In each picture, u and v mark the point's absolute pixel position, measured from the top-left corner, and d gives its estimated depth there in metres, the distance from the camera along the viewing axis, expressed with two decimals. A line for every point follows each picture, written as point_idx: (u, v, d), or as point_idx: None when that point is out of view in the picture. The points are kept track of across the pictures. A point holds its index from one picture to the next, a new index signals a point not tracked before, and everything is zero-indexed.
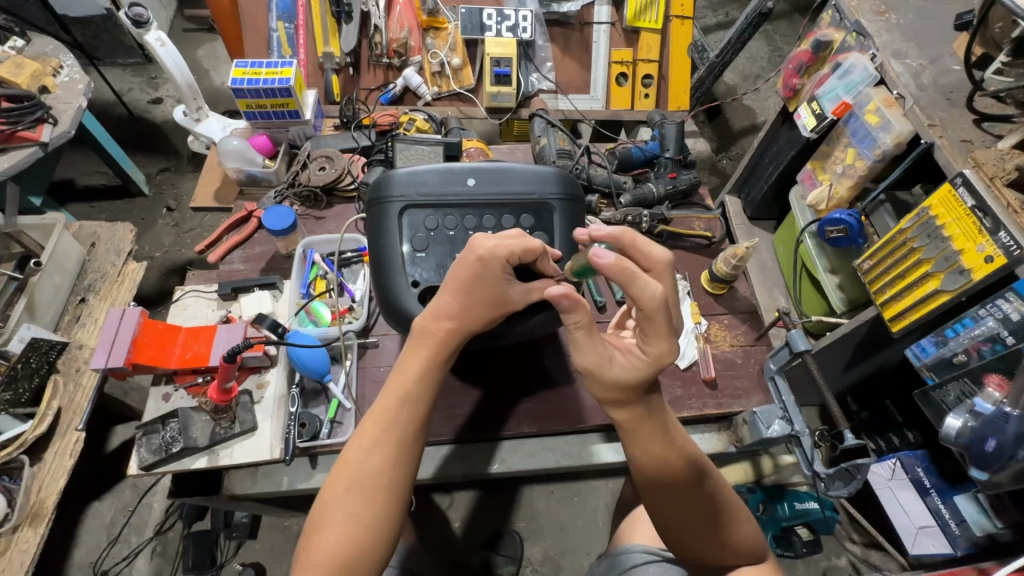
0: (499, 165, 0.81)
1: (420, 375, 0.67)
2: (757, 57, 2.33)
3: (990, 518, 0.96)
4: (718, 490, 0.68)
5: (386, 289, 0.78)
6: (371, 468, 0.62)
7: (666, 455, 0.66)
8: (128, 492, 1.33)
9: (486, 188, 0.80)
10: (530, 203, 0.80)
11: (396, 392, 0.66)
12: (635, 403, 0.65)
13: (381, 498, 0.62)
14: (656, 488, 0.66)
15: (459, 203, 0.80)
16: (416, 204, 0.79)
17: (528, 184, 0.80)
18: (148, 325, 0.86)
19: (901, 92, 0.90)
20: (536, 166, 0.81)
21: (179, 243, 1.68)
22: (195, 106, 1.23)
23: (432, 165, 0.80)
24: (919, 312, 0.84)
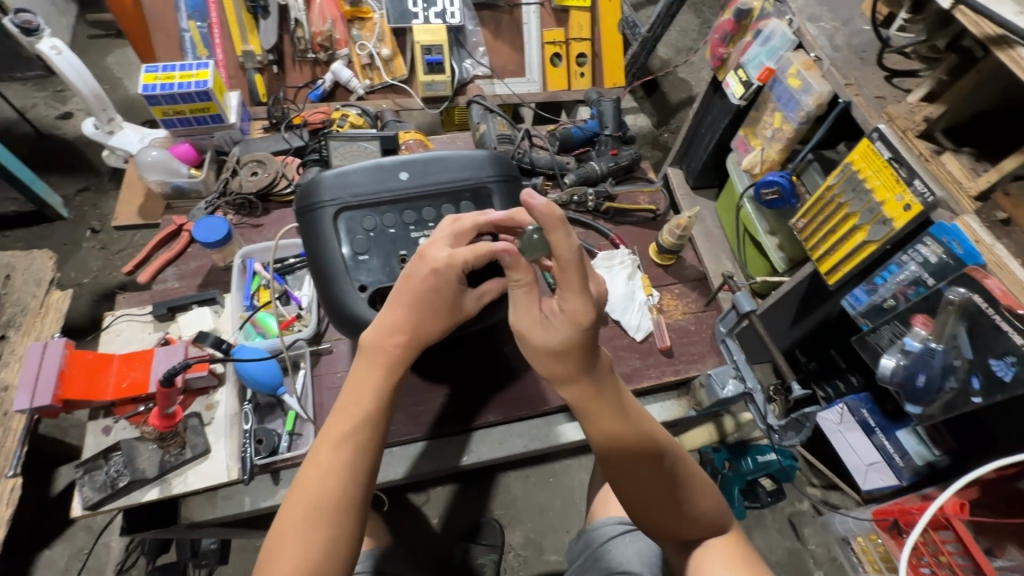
0: (430, 155, 0.79)
1: (377, 381, 0.65)
2: (688, 30, 2.37)
3: (928, 448, 1.03)
4: (681, 465, 0.66)
5: (332, 297, 0.75)
6: (331, 489, 0.60)
7: (625, 435, 0.64)
8: (81, 535, 1.25)
9: (420, 180, 0.78)
10: (467, 189, 0.79)
11: (353, 410, 0.64)
12: (582, 376, 0.63)
13: (342, 519, 0.59)
14: (620, 470, 0.65)
15: (394, 199, 0.78)
16: (351, 206, 0.76)
17: (461, 171, 0.79)
18: (75, 357, 0.80)
19: (818, 55, 0.94)
20: (467, 151, 0.80)
21: (109, 265, 1.58)
22: (106, 117, 1.14)
23: (361, 163, 0.78)
24: (850, 264, 0.88)
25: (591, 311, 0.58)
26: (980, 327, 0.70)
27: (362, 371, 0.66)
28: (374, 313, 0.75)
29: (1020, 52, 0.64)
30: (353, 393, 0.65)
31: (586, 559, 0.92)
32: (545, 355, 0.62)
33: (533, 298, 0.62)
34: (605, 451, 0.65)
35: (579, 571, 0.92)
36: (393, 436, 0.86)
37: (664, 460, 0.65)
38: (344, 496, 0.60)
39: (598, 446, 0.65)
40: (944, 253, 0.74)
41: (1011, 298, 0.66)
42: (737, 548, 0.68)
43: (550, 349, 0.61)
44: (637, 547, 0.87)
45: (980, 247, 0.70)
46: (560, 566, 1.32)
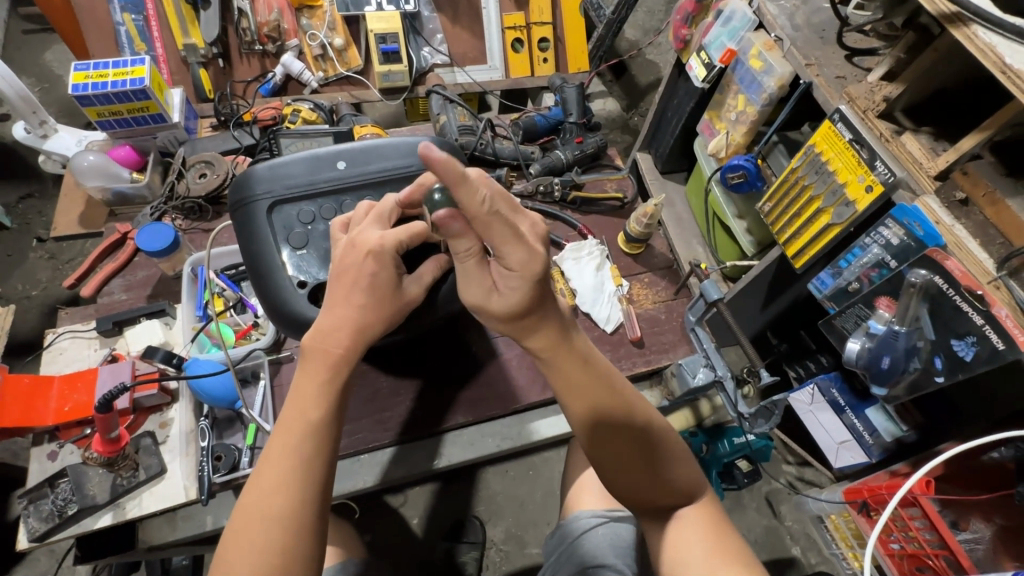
0: (366, 143, 0.76)
1: (325, 392, 0.59)
2: (654, 11, 2.34)
3: (897, 424, 1.04)
4: (659, 433, 0.63)
5: (271, 295, 0.70)
6: (277, 509, 0.54)
7: (600, 400, 0.60)
8: (44, 559, 1.20)
9: (359, 169, 0.74)
10: (408, 175, 0.76)
11: (298, 421, 0.58)
12: (542, 330, 0.58)
13: (295, 541, 0.53)
14: (598, 437, 0.60)
15: (332, 189, 0.74)
16: (286, 198, 0.72)
17: (401, 157, 0.76)
18: (10, 383, 0.75)
19: (779, 35, 0.92)
20: (405, 138, 0.78)
21: (59, 276, 1.50)
22: (37, 120, 1.07)
23: (295, 155, 0.74)
24: (815, 248, 0.88)
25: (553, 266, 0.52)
26: (941, 308, 0.71)
27: (305, 384, 0.59)
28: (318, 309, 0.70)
29: (975, 30, 0.62)
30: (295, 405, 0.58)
31: (562, 554, 0.91)
32: (502, 315, 0.56)
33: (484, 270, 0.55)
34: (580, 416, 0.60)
35: (555, 567, 0.92)
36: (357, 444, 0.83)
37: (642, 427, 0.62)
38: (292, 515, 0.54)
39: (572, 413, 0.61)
40: (905, 236, 0.73)
41: (971, 279, 0.66)
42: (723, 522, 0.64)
43: (506, 310, 0.55)
44: (612, 539, 0.87)
45: (940, 228, 0.69)
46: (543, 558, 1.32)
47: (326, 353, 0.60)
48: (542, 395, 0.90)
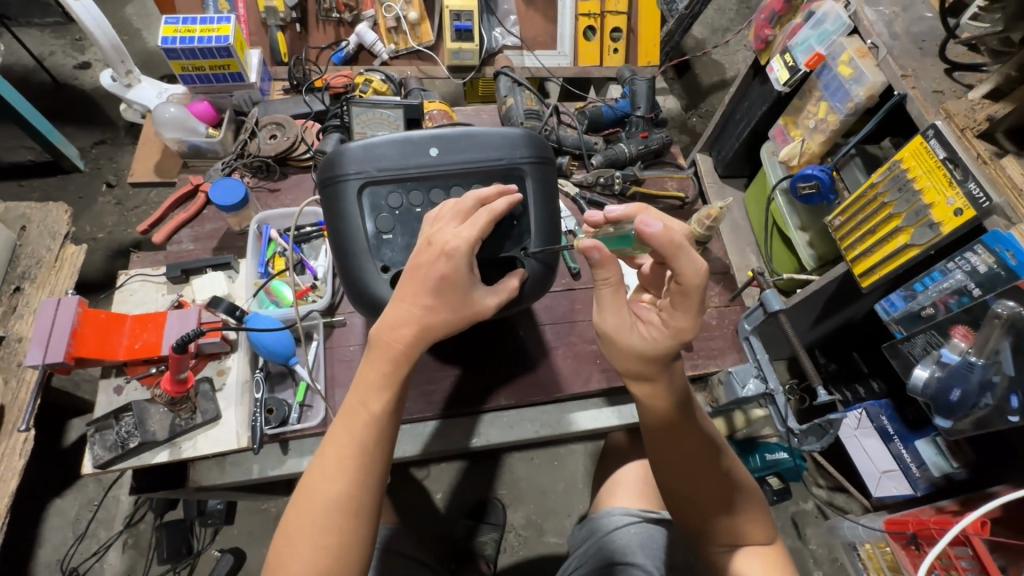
0: (460, 130, 0.74)
1: (388, 383, 0.64)
2: (726, 9, 2.27)
3: (947, 459, 1.00)
4: (736, 471, 0.72)
5: (353, 275, 0.72)
6: (337, 496, 0.60)
7: (692, 441, 0.69)
8: (92, 487, 1.27)
9: (450, 158, 0.73)
10: (498, 169, 0.74)
11: (361, 411, 0.63)
12: (657, 377, 0.66)
13: (350, 526, 0.60)
14: (680, 468, 0.71)
15: (422, 175, 0.73)
16: (376, 180, 0.72)
17: (493, 149, 0.74)
18: (88, 316, 0.79)
19: (875, 41, 0.88)
20: (500, 129, 0.74)
21: (124, 222, 1.57)
22: (124, 70, 1.11)
23: (389, 136, 0.73)
24: (887, 268, 0.84)
25: (695, 329, 0.61)
26: None
27: (369, 375, 0.64)
28: (394, 293, 0.72)
29: None
30: (357, 395, 0.64)
31: (591, 547, 0.91)
32: (632, 358, 0.64)
33: (620, 302, 0.63)
34: (666, 450, 0.71)
35: (581, 558, 0.92)
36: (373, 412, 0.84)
37: (722, 465, 0.71)
38: (351, 504, 0.61)
39: (662, 443, 0.71)
40: (995, 263, 0.70)
41: None
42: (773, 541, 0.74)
43: (639, 352, 0.63)
44: (644, 540, 0.87)
45: None
46: (560, 548, 1.32)
47: (390, 346, 0.63)
48: (586, 387, 0.89)
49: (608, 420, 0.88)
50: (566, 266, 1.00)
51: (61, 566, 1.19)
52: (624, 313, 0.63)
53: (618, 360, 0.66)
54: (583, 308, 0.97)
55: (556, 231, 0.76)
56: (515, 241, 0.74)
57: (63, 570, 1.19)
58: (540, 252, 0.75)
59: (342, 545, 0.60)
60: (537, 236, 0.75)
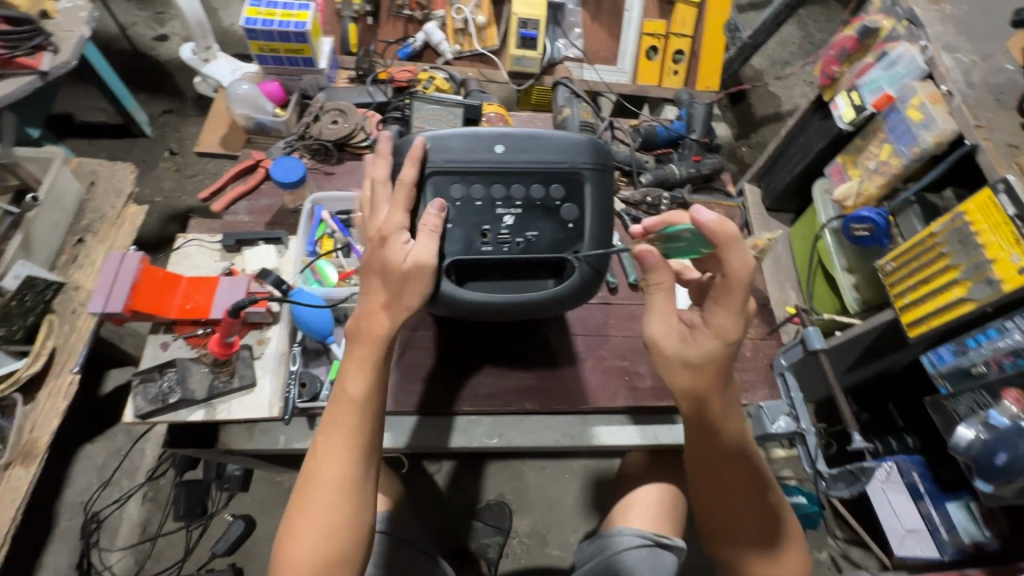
0: (527, 130, 0.72)
1: (371, 370, 0.66)
2: (787, 43, 2.25)
3: (979, 527, 0.98)
4: (775, 503, 0.72)
5: None
6: (339, 478, 0.63)
7: (738, 469, 0.69)
8: (121, 437, 1.32)
9: (515, 156, 0.72)
10: (560, 172, 0.74)
11: (343, 395, 0.65)
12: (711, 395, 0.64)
13: (352, 504, 0.63)
14: (718, 498, 0.70)
15: (484, 171, 0.72)
16: (441, 171, 0.71)
17: (558, 151, 0.73)
18: (148, 272, 0.83)
19: (950, 88, 0.86)
20: (566, 132, 0.73)
21: (181, 188, 1.64)
22: (204, 45, 1.16)
23: (456, 128, 0.72)
24: (938, 320, 0.83)
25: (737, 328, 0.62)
26: None
27: (361, 364, 0.66)
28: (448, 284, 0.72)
29: None
30: (350, 380, 0.66)
31: (598, 564, 0.90)
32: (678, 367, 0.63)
33: (669, 307, 0.63)
34: (708, 477, 0.70)
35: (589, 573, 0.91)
36: (396, 405, 0.85)
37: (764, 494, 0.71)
38: (352, 483, 0.63)
39: (704, 472, 0.69)
40: None
41: None
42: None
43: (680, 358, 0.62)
44: (654, 565, 0.85)
45: None
46: (562, 561, 1.31)
47: None
48: (611, 403, 0.89)
49: (630, 438, 0.89)
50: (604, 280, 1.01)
51: (84, 509, 1.24)
52: (673, 319, 0.63)
53: (673, 380, 0.64)
54: (617, 323, 0.97)
55: (609, 239, 0.77)
56: (568, 244, 0.75)
57: (85, 514, 1.24)
58: (592, 259, 0.75)
59: (343, 531, 0.63)
60: (591, 238, 0.75)
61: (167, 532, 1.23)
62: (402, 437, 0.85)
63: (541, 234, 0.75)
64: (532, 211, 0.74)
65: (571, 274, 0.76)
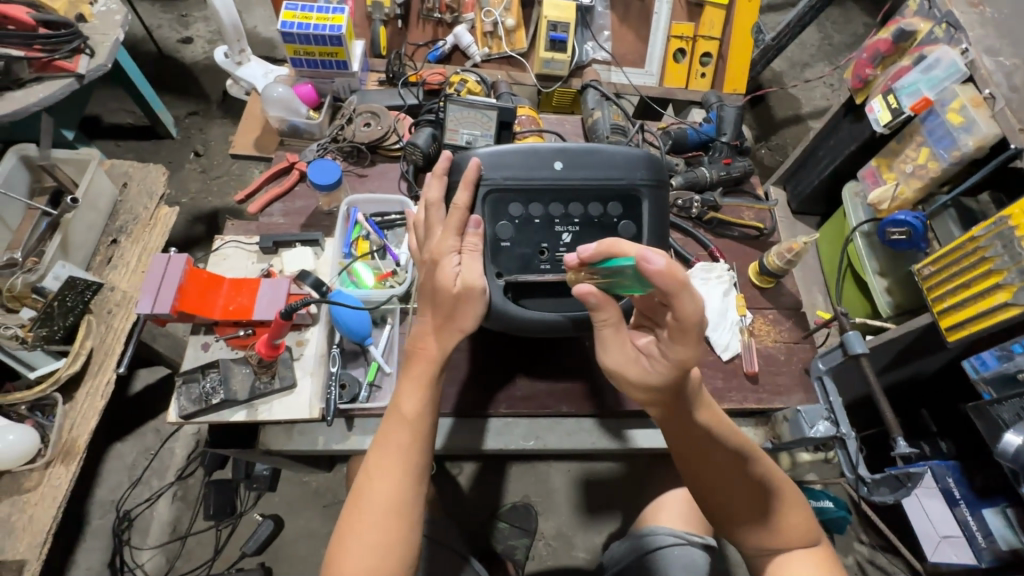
0: (585, 146, 0.75)
1: (425, 389, 0.66)
2: (807, 45, 2.24)
3: (1017, 534, 0.96)
4: (775, 483, 0.68)
5: None
6: (386, 495, 0.62)
7: (716, 451, 0.67)
8: (150, 436, 1.33)
9: (573, 173, 0.74)
10: (617, 188, 0.75)
11: (396, 414, 0.65)
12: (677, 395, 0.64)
13: (402, 528, 0.61)
14: (719, 507, 0.69)
15: (545, 188, 0.74)
16: (501, 188, 0.73)
17: (615, 168, 0.75)
18: (193, 274, 0.83)
19: (992, 92, 0.86)
20: (623, 148, 0.75)
21: (206, 190, 1.65)
22: (238, 48, 1.17)
23: (517, 146, 0.74)
24: (980, 325, 0.82)
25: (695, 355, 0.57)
26: None
27: (409, 382, 0.66)
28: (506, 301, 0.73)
29: None
30: (398, 400, 0.66)
31: (630, 563, 0.90)
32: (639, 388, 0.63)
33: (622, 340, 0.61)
34: (696, 468, 0.69)
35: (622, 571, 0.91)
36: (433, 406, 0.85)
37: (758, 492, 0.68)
38: (401, 504, 0.62)
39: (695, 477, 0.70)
40: None
41: None
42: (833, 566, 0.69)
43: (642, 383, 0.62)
44: (686, 564, 0.84)
45: None
46: (588, 564, 1.31)
47: None
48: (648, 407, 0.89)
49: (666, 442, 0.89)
50: None
51: (115, 508, 1.25)
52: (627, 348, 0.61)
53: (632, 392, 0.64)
54: None
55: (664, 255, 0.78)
56: None
57: (116, 512, 1.25)
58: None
59: (389, 550, 0.60)
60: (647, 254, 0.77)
61: (196, 531, 1.24)
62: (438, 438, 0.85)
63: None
64: (590, 228, 0.75)
65: None
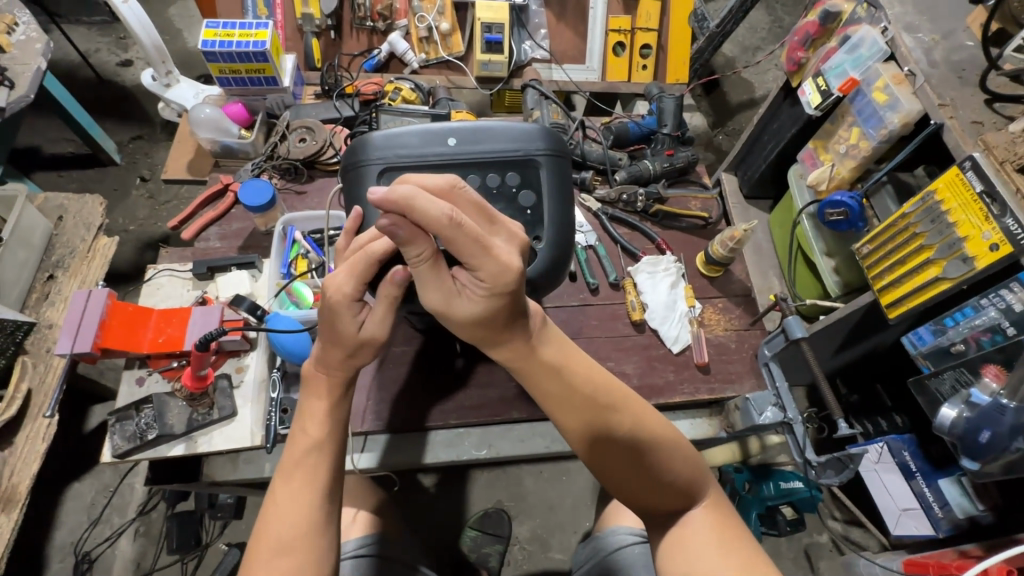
0: (478, 123, 0.75)
1: (341, 396, 0.65)
2: (757, 28, 2.25)
3: (972, 501, 0.96)
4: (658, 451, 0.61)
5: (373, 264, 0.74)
6: (302, 511, 0.60)
7: (597, 428, 0.61)
8: (108, 473, 1.29)
9: (468, 148, 0.74)
10: (515, 160, 0.76)
11: (306, 432, 0.63)
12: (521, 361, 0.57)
13: (312, 545, 0.58)
14: (608, 476, 0.62)
15: (440, 164, 0.74)
16: (396, 166, 0.73)
17: (510, 140, 0.75)
18: (117, 308, 0.81)
19: (912, 69, 0.86)
20: (517, 122, 0.76)
21: (155, 216, 1.61)
22: (164, 70, 1.14)
23: (410, 126, 0.74)
24: (917, 300, 0.82)
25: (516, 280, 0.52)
26: None
27: (321, 395, 0.65)
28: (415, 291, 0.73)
29: None
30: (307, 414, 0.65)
31: (593, 566, 0.89)
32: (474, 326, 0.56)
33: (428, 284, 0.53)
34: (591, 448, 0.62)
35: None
36: (380, 424, 0.84)
37: (644, 456, 0.61)
38: (310, 522, 0.59)
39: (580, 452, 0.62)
40: None
41: None
42: (732, 527, 0.62)
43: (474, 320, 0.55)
44: (645, 561, 0.84)
45: None
46: (565, 564, 1.31)
47: None
48: None
49: None
50: (606, 275, 1.02)
51: (74, 550, 1.22)
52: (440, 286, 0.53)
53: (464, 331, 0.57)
54: (598, 324, 0.98)
55: (569, 223, 0.79)
56: (528, 229, 0.77)
57: (76, 554, 1.22)
58: (553, 244, 0.77)
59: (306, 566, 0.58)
60: (551, 223, 0.77)
61: (162, 566, 1.22)
62: (387, 454, 0.84)
63: None
64: (491, 200, 0.75)
65: (534, 260, 0.77)
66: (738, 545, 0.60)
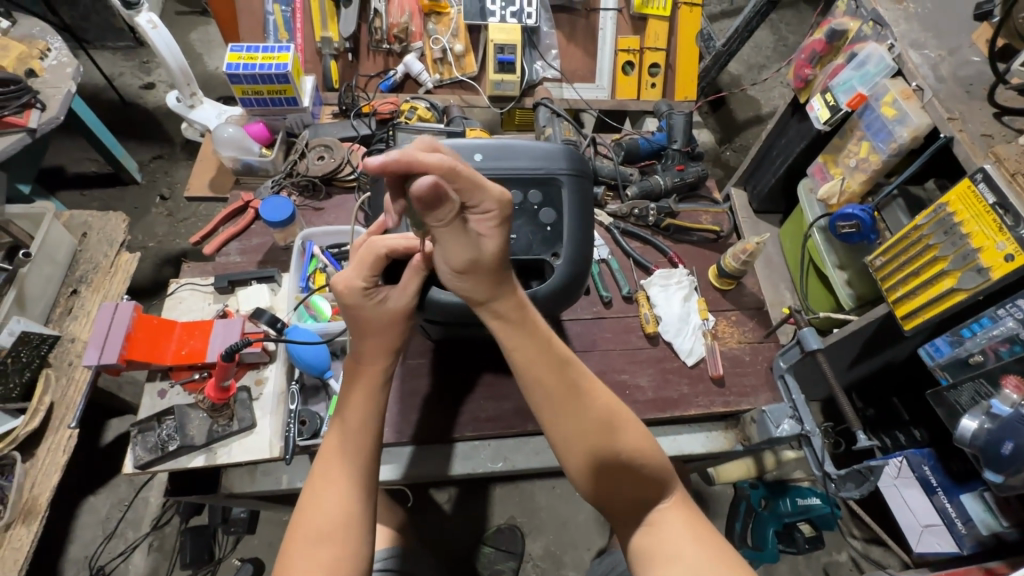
0: (504, 142, 0.79)
1: (361, 408, 0.66)
2: (762, 47, 2.29)
3: (995, 517, 0.93)
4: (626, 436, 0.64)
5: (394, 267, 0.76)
6: (332, 509, 0.61)
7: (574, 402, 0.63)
8: (123, 487, 1.30)
9: (492, 164, 0.78)
10: (536, 178, 0.78)
11: (339, 425, 0.67)
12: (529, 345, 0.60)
13: (346, 539, 0.60)
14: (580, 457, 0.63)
15: None
16: None
17: (533, 159, 0.78)
18: (142, 321, 0.84)
19: (919, 84, 0.88)
20: (542, 142, 0.79)
21: (174, 232, 1.65)
22: (189, 92, 1.18)
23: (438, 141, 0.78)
24: (932, 312, 0.83)
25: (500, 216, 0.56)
26: None
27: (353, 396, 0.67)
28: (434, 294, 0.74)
29: None
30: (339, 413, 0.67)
31: None
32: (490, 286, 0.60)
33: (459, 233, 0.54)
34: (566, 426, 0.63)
35: None
36: (396, 436, 0.84)
37: (617, 450, 0.63)
38: (347, 515, 0.61)
39: (554, 443, 0.65)
40: None
41: None
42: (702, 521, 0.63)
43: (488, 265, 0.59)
44: None
45: None
46: None
47: None
48: None
49: None
50: (620, 288, 1.03)
51: (89, 564, 1.22)
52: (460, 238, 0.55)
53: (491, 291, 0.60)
54: (612, 337, 0.99)
55: (588, 240, 0.79)
56: (547, 245, 0.78)
57: (90, 568, 1.22)
58: (569, 260, 0.77)
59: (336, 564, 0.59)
60: (569, 241, 0.78)
61: None
62: (402, 466, 0.84)
63: (519, 237, 0.77)
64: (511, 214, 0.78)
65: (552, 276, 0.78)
66: (711, 537, 0.60)
